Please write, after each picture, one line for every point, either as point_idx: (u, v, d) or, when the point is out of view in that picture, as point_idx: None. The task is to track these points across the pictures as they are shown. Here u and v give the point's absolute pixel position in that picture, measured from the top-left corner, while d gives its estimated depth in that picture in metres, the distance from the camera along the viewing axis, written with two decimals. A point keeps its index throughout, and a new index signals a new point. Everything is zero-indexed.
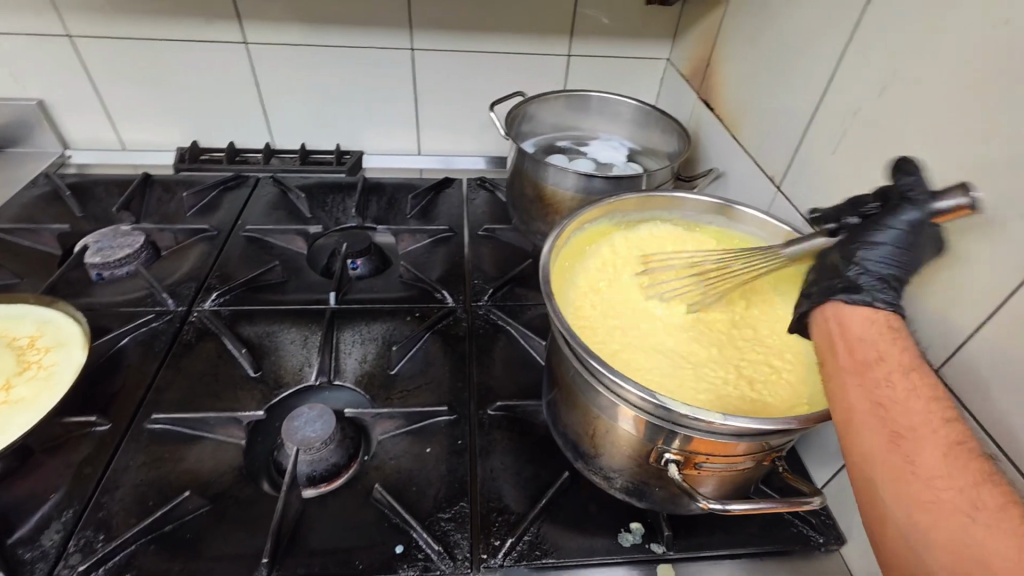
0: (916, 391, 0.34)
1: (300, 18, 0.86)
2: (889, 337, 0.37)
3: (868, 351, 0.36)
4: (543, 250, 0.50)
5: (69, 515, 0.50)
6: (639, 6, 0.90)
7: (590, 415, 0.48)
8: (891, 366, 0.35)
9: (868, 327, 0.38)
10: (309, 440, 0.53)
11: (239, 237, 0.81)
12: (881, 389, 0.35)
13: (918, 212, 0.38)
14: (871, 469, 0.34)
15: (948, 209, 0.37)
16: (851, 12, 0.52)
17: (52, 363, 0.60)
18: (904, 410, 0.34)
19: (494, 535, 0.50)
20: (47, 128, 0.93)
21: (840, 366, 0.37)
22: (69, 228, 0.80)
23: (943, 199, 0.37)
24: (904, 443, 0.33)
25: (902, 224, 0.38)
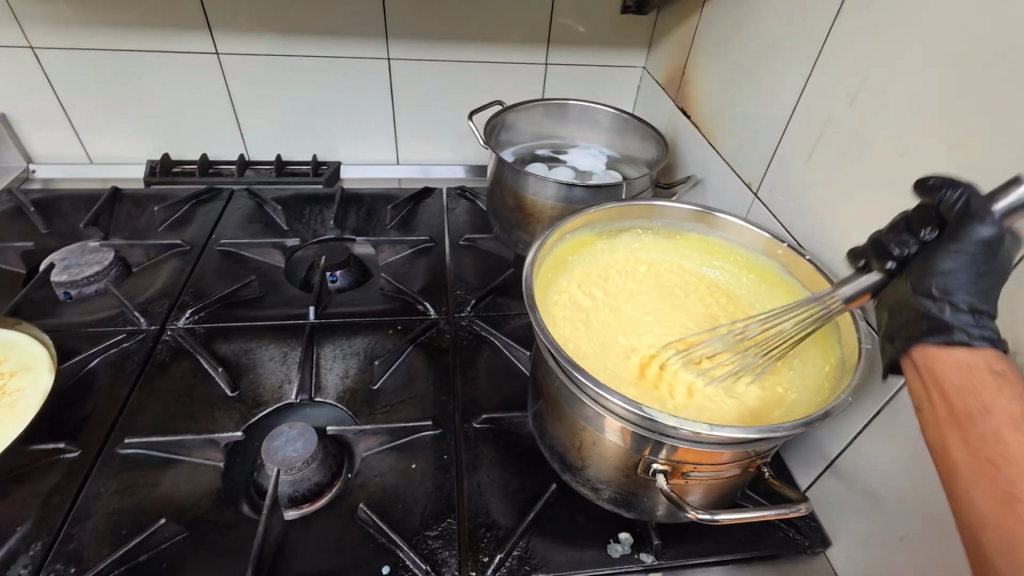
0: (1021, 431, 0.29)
1: (274, 28, 0.85)
2: (991, 377, 0.31)
3: (970, 393, 0.31)
4: (526, 262, 0.49)
5: (37, 548, 0.48)
6: (614, 15, 0.91)
7: (576, 427, 0.47)
8: (996, 407, 0.30)
9: (960, 370, 0.32)
10: (290, 460, 0.52)
11: (214, 251, 0.79)
12: (985, 426, 0.29)
13: (988, 227, 0.33)
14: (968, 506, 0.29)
15: (1015, 208, 0.32)
16: (822, 21, 0.53)
17: (18, 388, 0.57)
18: (1019, 457, 0.28)
19: (482, 551, 0.49)
20: (9, 142, 0.90)
21: (939, 408, 0.32)
22: (34, 246, 0.77)
23: (1003, 197, 0.33)
24: (1010, 488, 0.28)
25: (978, 242, 0.33)
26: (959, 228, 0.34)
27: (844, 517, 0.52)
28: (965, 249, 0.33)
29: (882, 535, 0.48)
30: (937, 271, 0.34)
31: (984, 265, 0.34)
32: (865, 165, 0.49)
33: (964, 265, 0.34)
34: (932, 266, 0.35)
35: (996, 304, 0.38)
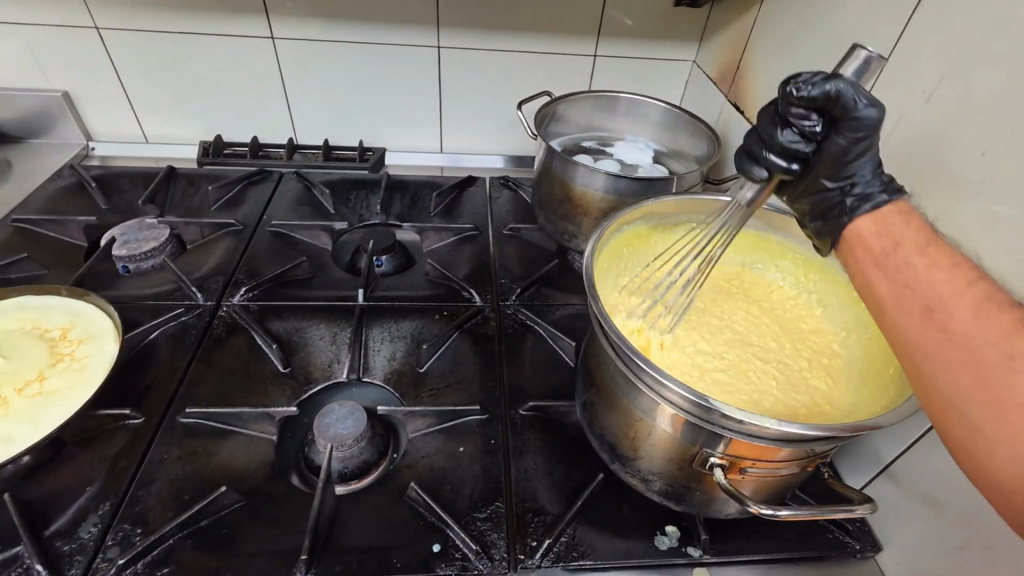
0: (937, 265, 0.33)
1: (328, 14, 0.86)
2: (902, 221, 0.36)
3: (888, 244, 0.36)
4: (586, 250, 0.49)
5: (106, 508, 0.50)
6: (667, 7, 0.90)
7: (630, 417, 0.47)
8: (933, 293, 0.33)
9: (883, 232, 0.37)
10: (342, 437, 0.53)
11: (265, 232, 0.81)
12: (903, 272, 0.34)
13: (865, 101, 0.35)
14: (923, 359, 0.33)
15: (857, 71, 0.36)
16: (898, 16, 0.52)
17: (86, 355, 0.59)
18: (930, 282, 0.33)
19: (531, 536, 0.50)
20: (71, 119, 0.93)
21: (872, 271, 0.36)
22: (95, 221, 0.80)
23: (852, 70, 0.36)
24: (937, 316, 0.32)
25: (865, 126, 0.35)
26: (845, 120, 0.36)
27: (898, 523, 0.51)
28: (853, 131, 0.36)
29: (940, 543, 0.47)
30: (845, 162, 0.37)
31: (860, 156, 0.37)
32: (939, 165, 0.48)
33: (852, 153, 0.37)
34: (835, 157, 0.37)
35: None
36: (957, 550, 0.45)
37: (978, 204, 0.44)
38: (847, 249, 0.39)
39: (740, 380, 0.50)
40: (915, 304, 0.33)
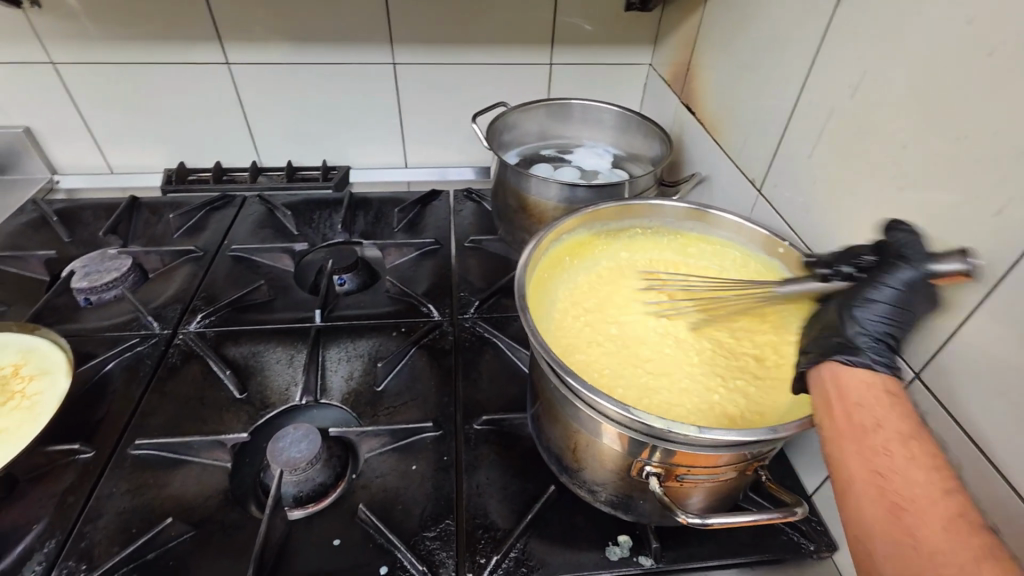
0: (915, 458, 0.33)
1: (283, 37, 0.86)
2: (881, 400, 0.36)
3: (857, 415, 0.36)
4: (519, 263, 0.50)
5: (51, 545, 0.50)
6: (619, 12, 0.90)
7: (571, 429, 0.47)
8: (889, 425, 0.34)
9: (863, 389, 0.37)
10: (294, 461, 0.53)
11: (225, 257, 0.81)
12: (857, 412, 0.36)
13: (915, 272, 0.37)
14: (877, 532, 0.32)
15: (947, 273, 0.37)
16: (823, 12, 0.52)
17: (36, 391, 0.60)
18: (905, 480, 0.33)
19: (480, 553, 0.50)
20: (34, 154, 0.94)
21: (847, 402, 0.37)
22: (56, 254, 0.80)
23: (943, 261, 0.37)
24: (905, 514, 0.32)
25: (900, 283, 0.38)
26: (886, 267, 0.39)
27: None
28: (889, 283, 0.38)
29: None
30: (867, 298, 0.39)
31: (903, 306, 0.38)
32: (869, 159, 0.47)
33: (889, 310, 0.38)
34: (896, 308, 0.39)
35: (1002, 301, 0.37)
36: None
37: (903, 196, 0.44)
38: (828, 397, 0.38)
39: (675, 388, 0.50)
40: (883, 497, 0.33)
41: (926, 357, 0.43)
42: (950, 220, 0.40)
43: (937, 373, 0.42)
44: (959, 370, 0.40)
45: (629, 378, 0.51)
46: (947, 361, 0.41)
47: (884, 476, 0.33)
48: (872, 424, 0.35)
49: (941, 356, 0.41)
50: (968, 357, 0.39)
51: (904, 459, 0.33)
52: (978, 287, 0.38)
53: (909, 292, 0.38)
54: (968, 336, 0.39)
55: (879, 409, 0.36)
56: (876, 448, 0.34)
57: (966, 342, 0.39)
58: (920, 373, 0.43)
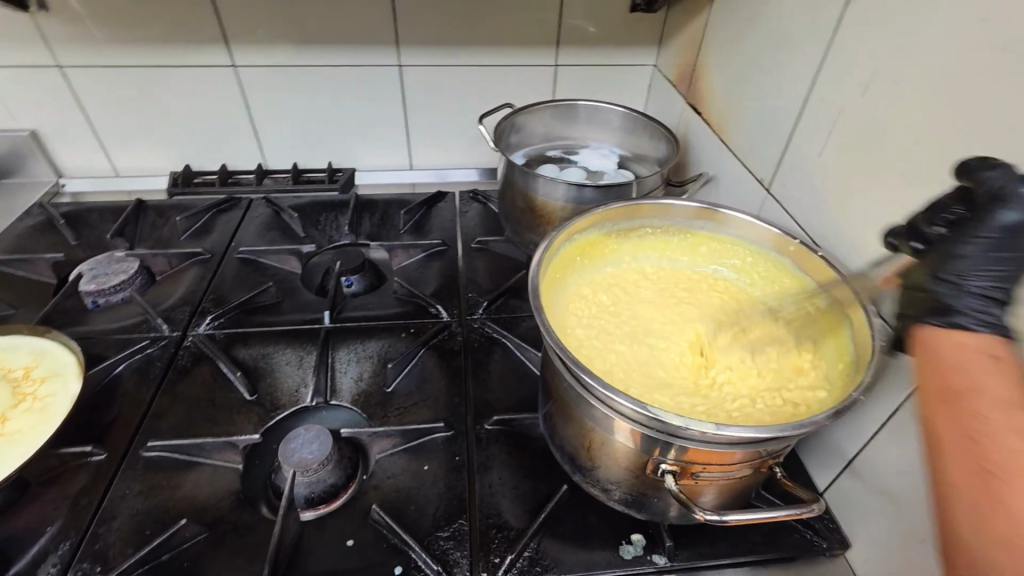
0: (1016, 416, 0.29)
1: (289, 40, 0.86)
2: (987, 359, 0.31)
3: (955, 370, 0.32)
4: (531, 263, 0.50)
5: (65, 547, 0.50)
6: (624, 14, 0.90)
7: (585, 428, 0.47)
8: (988, 390, 0.30)
9: (955, 348, 0.33)
10: (306, 461, 0.53)
11: (233, 259, 0.81)
12: (950, 370, 0.32)
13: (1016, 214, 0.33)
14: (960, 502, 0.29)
15: None
16: (832, 12, 0.52)
17: (48, 394, 0.60)
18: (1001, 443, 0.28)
19: (494, 552, 0.50)
20: (40, 157, 0.94)
21: (947, 366, 0.32)
22: (63, 257, 0.81)
23: None
24: (987, 466, 0.28)
25: (999, 228, 0.33)
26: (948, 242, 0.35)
27: (863, 519, 0.50)
28: (986, 236, 0.34)
29: (902, 539, 0.46)
30: (956, 258, 0.35)
31: (1008, 252, 0.34)
32: (878, 157, 0.48)
33: (979, 254, 0.34)
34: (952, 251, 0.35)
35: (1016, 297, 0.37)
36: (919, 545, 0.44)
37: (916, 194, 0.44)
38: (925, 358, 0.34)
39: (680, 386, 0.50)
40: (973, 460, 0.29)
41: None
42: None
43: None
44: None
45: (638, 374, 0.51)
46: None
47: (981, 439, 0.29)
48: (970, 387, 0.30)
49: None
50: None
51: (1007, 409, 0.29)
52: None
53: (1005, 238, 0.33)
54: None
55: (983, 369, 0.31)
56: (969, 412, 0.30)
57: None
58: None
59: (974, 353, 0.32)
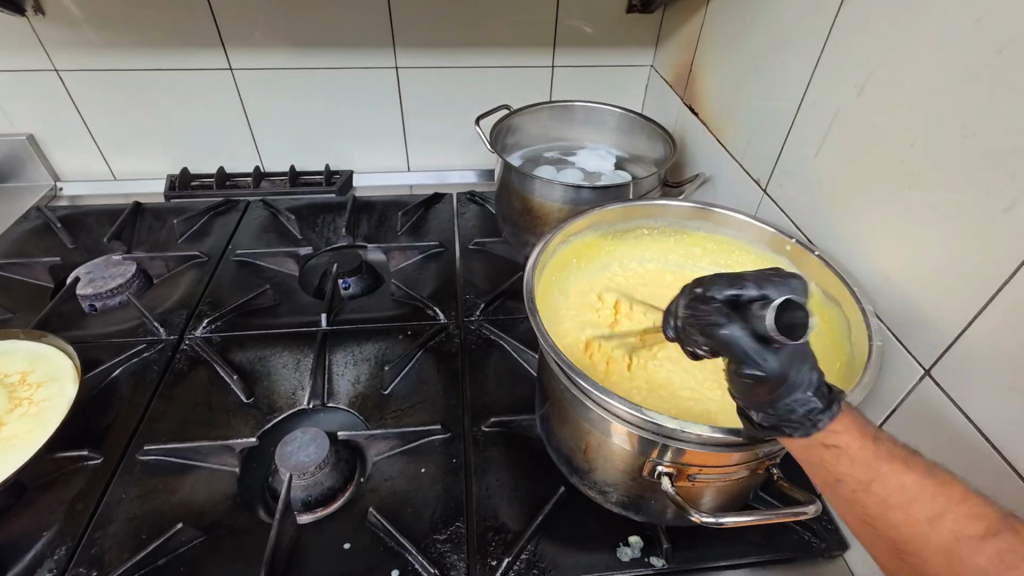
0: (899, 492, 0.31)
1: (286, 42, 0.86)
2: (833, 448, 0.32)
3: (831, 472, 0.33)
4: (527, 265, 0.50)
5: (61, 552, 0.50)
6: (620, 14, 0.90)
7: (581, 429, 0.47)
8: (854, 476, 0.32)
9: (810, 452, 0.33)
10: (303, 465, 0.52)
11: (230, 262, 0.81)
12: (840, 465, 0.32)
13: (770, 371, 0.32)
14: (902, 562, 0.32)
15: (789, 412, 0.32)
16: (828, 12, 0.52)
17: (44, 398, 0.60)
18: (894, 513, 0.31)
19: (491, 555, 0.50)
20: (38, 161, 0.94)
21: (804, 449, 0.34)
22: (61, 261, 0.80)
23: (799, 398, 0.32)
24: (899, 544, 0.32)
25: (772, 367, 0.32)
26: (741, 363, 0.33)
27: None
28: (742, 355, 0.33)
29: None
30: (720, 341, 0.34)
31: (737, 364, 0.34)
32: (875, 158, 0.48)
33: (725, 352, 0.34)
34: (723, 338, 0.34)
35: (1011, 299, 0.37)
36: None
37: (913, 195, 0.44)
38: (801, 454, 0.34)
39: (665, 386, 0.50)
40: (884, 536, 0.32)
41: (936, 355, 0.43)
42: (960, 217, 0.40)
43: (947, 371, 0.42)
44: (971, 366, 0.40)
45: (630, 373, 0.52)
46: (958, 359, 0.41)
47: (885, 524, 0.32)
48: (866, 480, 0.32)
49: (953, 353, 0.41)
50: (980, 354, 0.39)
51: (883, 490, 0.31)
52: (988, 284, 0.38)
53: (769, 378, 0.32)
54: (978, 334, 0.39)
55: (857, 460, 0.32)
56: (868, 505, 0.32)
57: (977, 339, 0.39)
58: (930, 370, 0.43)
59: (819, 445, 0.33)
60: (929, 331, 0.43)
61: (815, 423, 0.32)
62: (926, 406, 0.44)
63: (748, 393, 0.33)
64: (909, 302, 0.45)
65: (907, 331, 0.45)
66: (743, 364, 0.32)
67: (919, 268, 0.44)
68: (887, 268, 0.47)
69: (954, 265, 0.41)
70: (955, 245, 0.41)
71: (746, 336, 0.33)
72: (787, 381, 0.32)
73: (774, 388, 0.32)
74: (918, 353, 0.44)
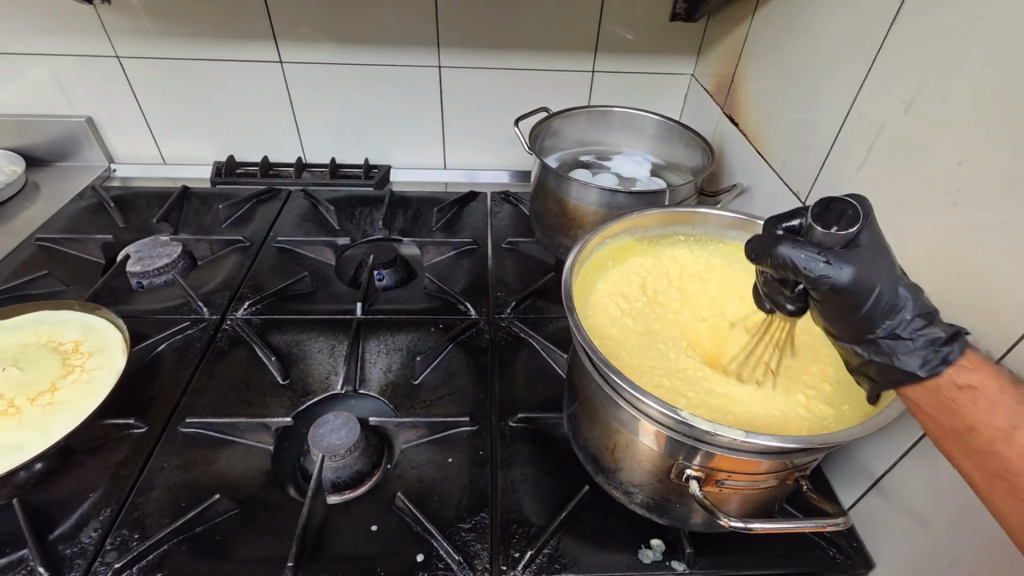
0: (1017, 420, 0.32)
1: (333, 37, 0.89)
2: (959, 394, 0.34)
3: (960, 419, 0.34)
4: (564, 265, 0.51)
5: (106, 514, 0.52)
6: (663, 22, 0.91)
7: (610, 429, 0.48)
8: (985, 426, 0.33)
9: (933, 395, 0.35)
10: (335, 447, 0.54)
11: (271, 248, 0.84)
12: (976, 413, 0.33)
13: (851, 272, 0.36)
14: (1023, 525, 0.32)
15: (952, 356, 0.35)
16: (879, 26, 0.52)
17: (95, 367, 0.63)
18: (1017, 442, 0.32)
19: (514, 547, 0.51)
20: (94, 143, 0.98)
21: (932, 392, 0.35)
22: (113, 239, 0.84)
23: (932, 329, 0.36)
24: (1011, 476, 0.32)
25: (844, 281, 0.36)
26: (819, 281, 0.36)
27: (888, 540, 0.50)
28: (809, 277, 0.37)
29: (930, 562, 0.45)
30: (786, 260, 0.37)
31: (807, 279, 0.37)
32: (919, 173, 0.47)
33: (806, 260, 0.37)
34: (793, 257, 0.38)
35: None
36: (946, 569, 0.44)
37: (958, 213, 0.44)
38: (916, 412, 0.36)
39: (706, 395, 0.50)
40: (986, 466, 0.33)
41: None
42: (1008, 238, 0.40)
43: None
44: None
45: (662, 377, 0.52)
46: None
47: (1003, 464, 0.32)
48: (1004, 426, 0.32)
49: None
50: None
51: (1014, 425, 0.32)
52: None
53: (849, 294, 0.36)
54: (1020, 358, 0.39)
55: (989, 400, 0.33)
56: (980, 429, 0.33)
57: (1018, 361, 0.39)
58: None
59: (951, 389, 0.35)
60: None
61: (944, 358, 0.35)
62: None
63: (838, 314, 0.38)
64: (949, 320, 0.45)
65: None
66: (817, 277, 0.36)
67: (961, 286, 0.43)
68: (930, 286, 0.46)
69: (999, 286, 0.40)
70: (1001, 265, 0.40)
71: (806, 251, 0.37)
72: (873, 299, 0.36)
73: (853, 302, 0.36)
74: None
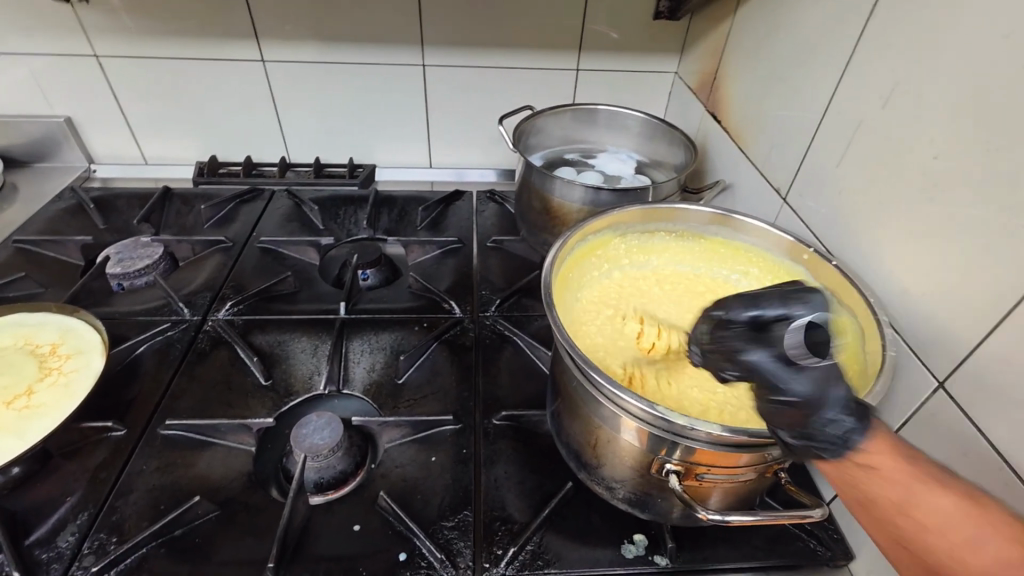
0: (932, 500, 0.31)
1: (316, 36, 0.88)
2: (862, 469, 0.33)
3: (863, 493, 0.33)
4: (546, 261, 0.51)
5: (84, 517, 0.51)
6: (647, 20, 0.91)
7: (592, 425, 0.48)
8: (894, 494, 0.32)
9: (840, 469, 0.34)
10: (317, 447, 0.54)
11: (254, 248, 0.83)
12: (872, 484, 0.33)
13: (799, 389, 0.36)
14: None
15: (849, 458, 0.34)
16: (856, 24, 0.52)
17: (73, 369, 0.62)
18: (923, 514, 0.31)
19: (497, 544, 0.51)
20: (73, 143, 0.97)
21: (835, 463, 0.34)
22: (92, 240, 0.83)
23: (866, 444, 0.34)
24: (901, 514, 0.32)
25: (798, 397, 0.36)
26: (772, 387, 0.37)
27: None
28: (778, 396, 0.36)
29: None
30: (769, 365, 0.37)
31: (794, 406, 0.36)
32: (895, 168, 0.48)
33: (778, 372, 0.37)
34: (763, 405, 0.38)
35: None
36: None
37: (933, 208, 0.44)
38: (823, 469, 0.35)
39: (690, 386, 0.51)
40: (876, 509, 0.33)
41: (949, 368, 0.43)
42: (981, 232, 0.40)
43: (961, 385, 0.42)
44: (984, 381, 0.40)
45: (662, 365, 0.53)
46: (970, 374, 0.41)
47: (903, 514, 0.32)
48: (897, 498, 0.32)
49: (966, 368, 0.41)
50: (995, 367, 0.39)
51: (913, 501, 0.32)
52: (1003, 299, 0.39)
53: (799, 409, 0.35)
54: (992, 350, 0.39)
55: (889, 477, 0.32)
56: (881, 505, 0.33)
57: (991, 353, 0.39)
58: (943, 383, 0.43)
59: (850, 464, 0.34)
60: (941, 344, 0.44)
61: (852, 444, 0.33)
62: (938, 418, 0.44)
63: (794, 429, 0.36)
64: (926, 313, 0.45)
65: (921, 345, 0.45)
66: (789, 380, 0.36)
67: (936, 279, 0.44)
68: (906, 279, 0.47)
69: (974, 279, 0.41)
70: (975, 256, 0.41)
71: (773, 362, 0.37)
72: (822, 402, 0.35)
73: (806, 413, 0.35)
74: (932, 367, 0.44)
